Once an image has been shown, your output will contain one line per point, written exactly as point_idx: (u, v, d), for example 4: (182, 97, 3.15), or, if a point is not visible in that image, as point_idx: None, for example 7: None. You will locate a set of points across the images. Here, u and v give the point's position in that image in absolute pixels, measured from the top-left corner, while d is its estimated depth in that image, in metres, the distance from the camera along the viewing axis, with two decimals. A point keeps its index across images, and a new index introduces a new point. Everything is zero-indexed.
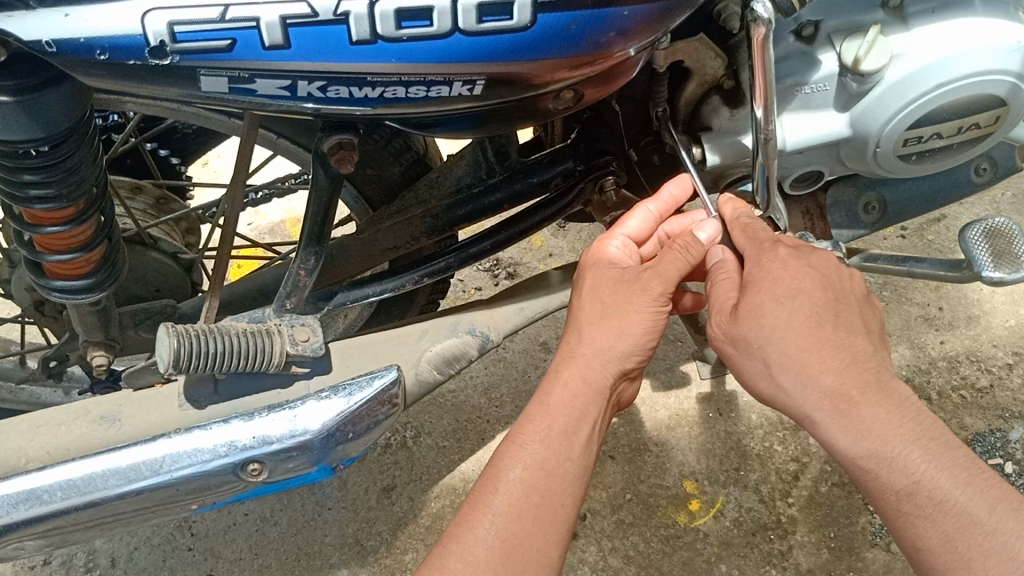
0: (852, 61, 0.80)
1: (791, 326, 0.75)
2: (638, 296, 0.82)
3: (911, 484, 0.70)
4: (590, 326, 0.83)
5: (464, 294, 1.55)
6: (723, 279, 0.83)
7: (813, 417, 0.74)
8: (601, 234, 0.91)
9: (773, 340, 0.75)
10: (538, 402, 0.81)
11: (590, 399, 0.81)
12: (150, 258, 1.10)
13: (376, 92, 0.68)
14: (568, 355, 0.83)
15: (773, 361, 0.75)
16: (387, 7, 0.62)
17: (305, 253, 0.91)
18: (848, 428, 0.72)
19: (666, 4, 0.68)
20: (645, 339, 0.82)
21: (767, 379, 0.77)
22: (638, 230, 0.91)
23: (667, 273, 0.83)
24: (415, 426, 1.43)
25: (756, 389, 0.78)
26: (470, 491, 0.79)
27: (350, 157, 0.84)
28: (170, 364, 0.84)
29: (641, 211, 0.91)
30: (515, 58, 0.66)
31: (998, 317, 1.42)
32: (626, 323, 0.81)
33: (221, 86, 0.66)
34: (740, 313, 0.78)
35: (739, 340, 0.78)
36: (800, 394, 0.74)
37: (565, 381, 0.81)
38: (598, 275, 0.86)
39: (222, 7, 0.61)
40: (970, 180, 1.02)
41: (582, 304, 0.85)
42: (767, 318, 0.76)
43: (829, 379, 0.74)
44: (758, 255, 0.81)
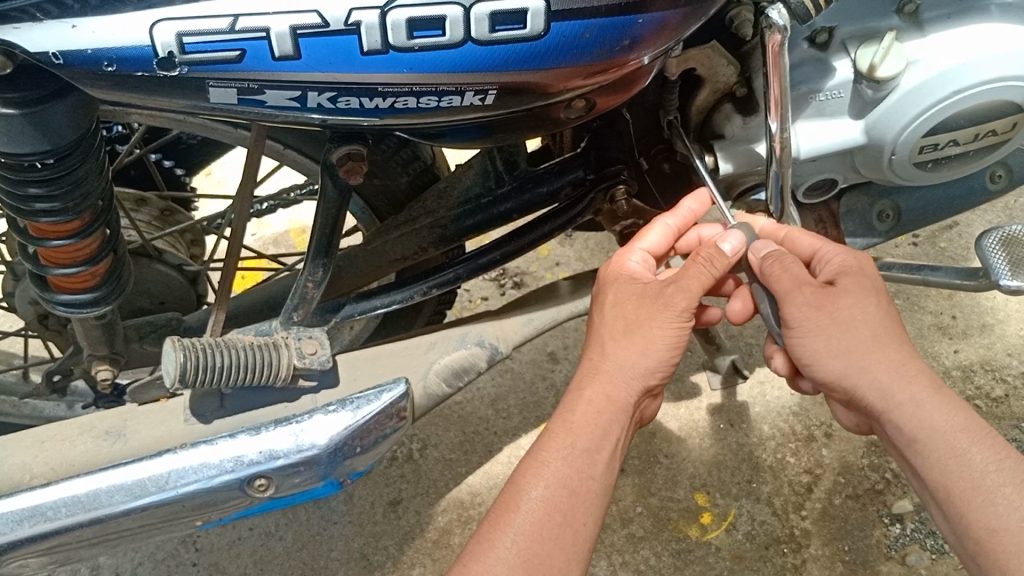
0: (868, 68, 0.79)
1: (887, 311, 0.77)
2: (662, 311, 0.80)
3: (996, 462, 0.72)
4: (614, 342, 0.82)
5: (471, 304, 1.54)
6: (789, 256, 0.82)
7: (904, 392, 0.74)
8: (619, 249, 0.90)
9: (870, 320, 0.76)
10: (559, 420, 0.80)
11: (614, 415, 0.80)
12: (155, 270, 1.09)
13: (386, 102, 0.67)
14: (590, 372, 0.82)
15: (870, 335, 0.75)
16: (398, 17, 0.61)
17: (313, 264, 0.90)
18: (938, 407, 0.73)
19: (683, 11, 0.67)
20: (668, 355, 0.81)
21: (858, 352, 0.75)
22: (656, 245, 0.90)
23: (691, 288, 0.81)
24: (421, 439, 1.42)
25: (833, 365, 0.76)
26: (492, 506, 0.78)
27: (358, 168, 0.83)
28: (177, 379, 0.83)
29: (659, 226, 0.90)
30: (528, 67, 0.65)
31: (1012, 326, 1.40)
32: (650, 338, 0.80)
33: (229, 98, 0.65)
34: (840, 288, 0.78)
35: (836, 312, 0.76)
36: (894, 371, 0.74)
37: (589, 398, 0.80)
38: (620, 290, 0.85)
39: (232, 17, 0.60)
40: (985, 187, 1.01)
41: (605, 320, 0.83)
42: (866, 299, 0.77)
43: (917, 366, 0.75)
44: (842, 250, 0.82)
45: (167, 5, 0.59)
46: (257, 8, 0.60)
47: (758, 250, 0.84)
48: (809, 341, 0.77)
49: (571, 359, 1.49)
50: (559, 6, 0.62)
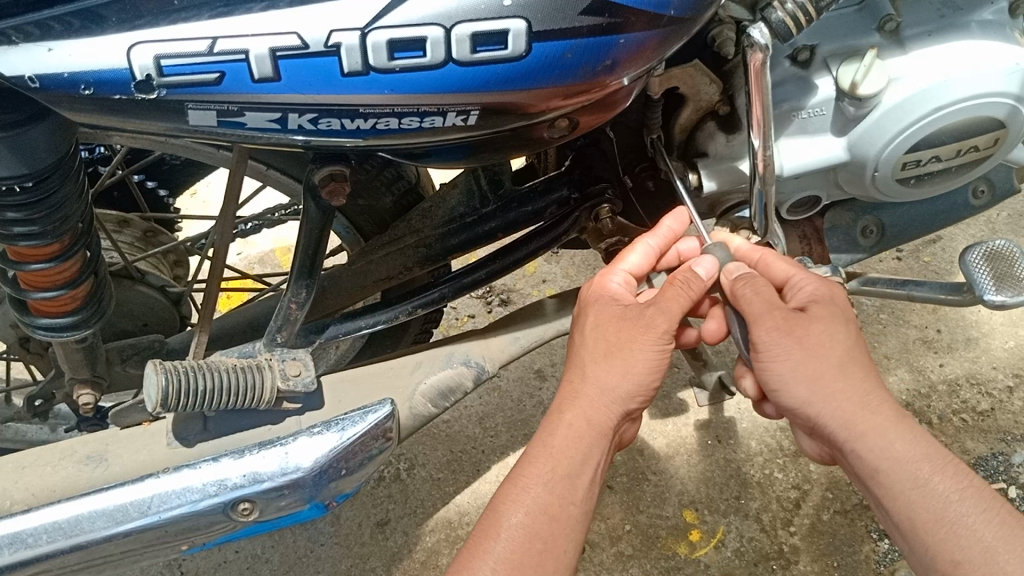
0: (849, 85, 0.79)
1: (855, 341, 0.78)
2: (642, 335, 0.80)
3: (959, 494, 0.71)
4: (594, 365, 0.81)
5: (458, 322, 1.54)
6: (758, 278, 0.81)
7: (869, 420, 0.74)
8: (601, 269, 0.89)
9: (840, 347, 0.76)
10: (540, 444, 0.80)
11: (593, 439, 0.80)
12: (138, 292, 1.08)
13: (368, 124, 0.67)
14: (571, 395, 0.81)
15: (839, 362, 0.76)
16: (379, 38, 0.60)
17: (296, 285, 0.89)
18: (905, 437, 0.73)
19: (664, 31, 0.66)
20: (648, 378, 0.80)
21: (825, 378, 0.75)
22: (638, 265, 0.89)
23: (671, 309, 0.80)
24: (409, 458, 1.41)
25: (802, 390, 0.76)
26: (470, 534, 0.78)
27: (341, 188, 0.82)
28: (158, 403, 0.82)
29: (642, 245, 0.89)
30: (510, 88, 0.65)
31: (996, 339, 1.41)
32: (630, 362, 0.80)
33: (209, 120, 0.64)
34: (808, 315, 0.78)
35: (806, 337, 0.76)
36: (859, 400, 0.75)
37: (569, 422, 0.80)
38: (600, 311, 0.84)
39: (210, 40, 0.60)
40: (968, 202, 1.01)
41: (586, 342, 0.83)
42: (836, 326, 0.77)
43: (884, 395, 0.76)
44: (811, 279, 0.83)
45: (145, 27, 0.59)
46: (235, 30, 0.60)
47: (731, 272, 0.84)
48: (775, 365, 0.77)
49: (559, 377, 1.48)
50: (540, 27, 0.62)
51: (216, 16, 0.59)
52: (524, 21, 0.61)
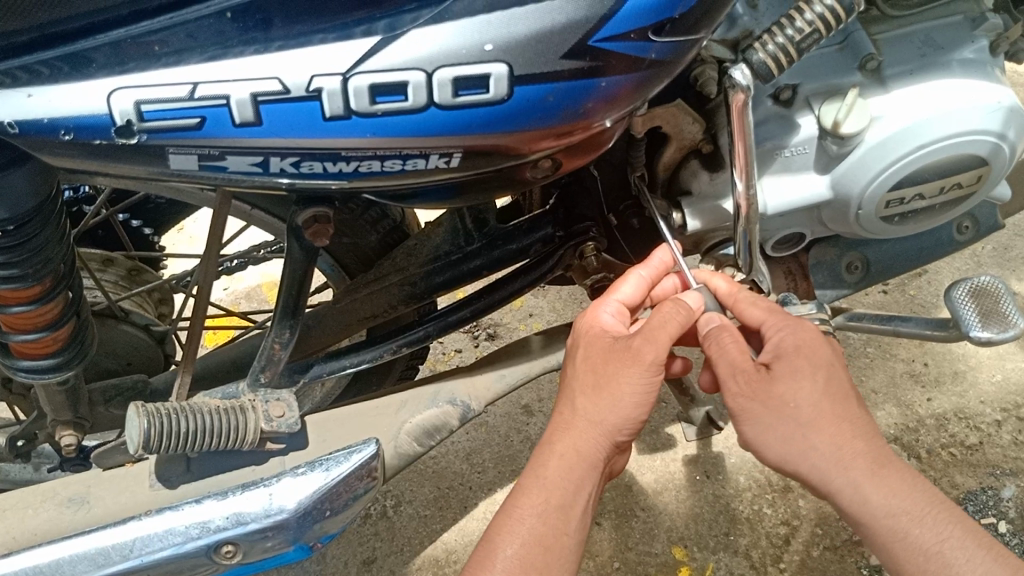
0: (832, 124, 0.79)
1: (826, 392, 0.76)
2: (630, 367, 0.79)
3: (940, 543, 0.71)
4: (584, 396, 0.81)
5: (444, 357, 1.53)
6: (728, 332, 0.81)
7: (846, 475, 0.73)
8: (594, 301, 0.88)
9: (807, 404, 0.75)
10: (532, 474, 0.80)
11: (585, 470, 0.79)
12: (121, 331, 1.07)
13: (350, 167, 0.66)
14: (563, 426, 0.81)
15: (806, 421, 0.74)
16: (360, 83, 0.60)
17: (280, 326, 0.88)
18: (878, 489, 0.73)
19: (645, 74, 0.66)
20: (635, 412, 0.79)
21: (794, 440, 0.75)
22: (630, 296, 0.88)
23: (659, 338, 0.79)
24: (395, 495, 1.40)
25: (775, 451, 0.76)
26: (468, 562, 0.78)
27: (325, 229, 0.80)
28: (140, 446, 0.84)
29: (633, 277, 0.89)
30: (492, 130, 0.65)
31: (984, 373, 1.41)
32: (618, 394, 0.79)
33: (190, 164, 0.64)
34: (776, 374, 0.77)
35: (771, 400, 0.76)
36: (832, 455, 0.74)
37: (559, 453, 0.80)
38: (589, 343, 0.84)
39: (191, 85, 0.59)
40: (952, 238, 1.01)
41: (577, 373, 0.83)
42: (806, 381, 0.76)
43: (858, 445, 0.74)
44: (779, 324, 0.81)
45: (125, 73, 0.59)
46: (216, 75, 0.59)
47: (707, 322, 0.84)
48: (750, 429, 0.77)
49: (546, 412, 1.48)
50: (521, 71, 0.62)
51: (200, 61, 0.59)
52: (506, 65, 0.61)
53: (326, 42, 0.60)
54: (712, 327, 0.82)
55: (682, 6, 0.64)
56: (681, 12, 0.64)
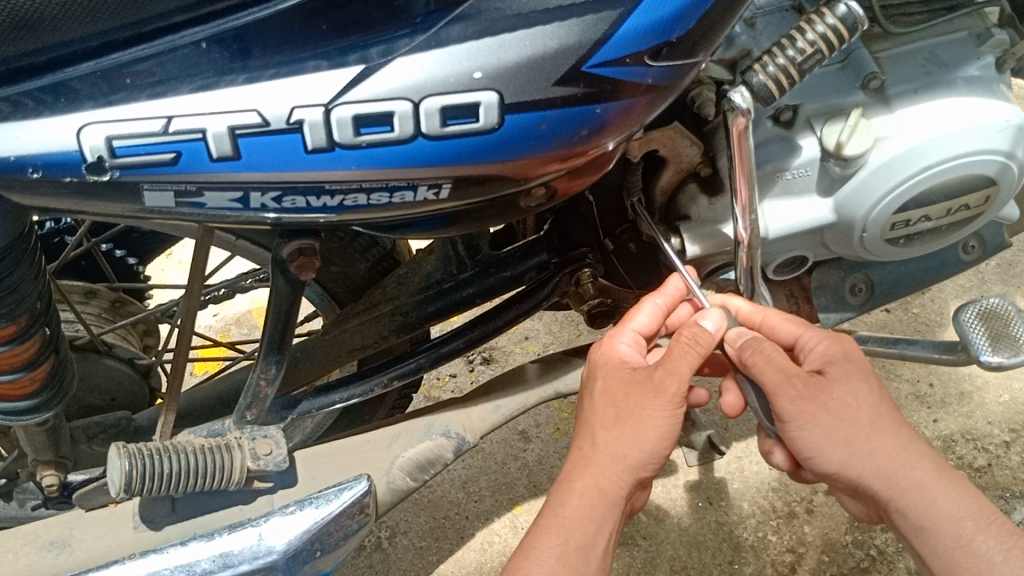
0: (834, 145, 0.77)
1: (880, 396, 0.74)
2: (653, 400, 0.76)
3: (1004, 551, 0.70)
4: (605, 431, 0.77)
5: (439, 382, 1.50)
6: (767, 344, 0.76)
7: (909, 477, 0.72)
8: (608, 330, 0.85)
9: (863, 407, 0.73)
10: (550, 514, 0.77)
11: (606, 508, 0.76)
12: (104, 365, 1.04)
13: (335, 200, 0.63)
14: (581, 463, 0.78)
15: (868, 422, 0.72)
16: (343, 114, 0.57)
17: (266, 362, 0.84)
18: (942, 492, 0.72)
19: (641, 99, 0.63)
20: (659, 446, 0.76)
21: (857, 442, 0.72)
22: (646, 326, 0.85)
23: (680, 370, 0.76)
24: (390, 526, 1.36)
25: (835, 457, 0.72)
26: None
27: (311, 263, 0.77)
28: (121, 488, 0.81)
29: (649, 303, 0.85)
30: (484, 159, 0.62)
31: (991, 393, 1.38)
32: (642, 428, 0.76)
33: (167, 201, 0.61)
34: (831, 377, 0.74)
35: (828, 402, 0.73)
36: (895, 458, 0.72)
37: (579, 491, 0.77)
38: (608, 375, 0.80)
39: (165, 119, 0.56)
40: (958, 258, 0.99)
41: (595, 406, 0.79)
42: (858, 385, 0.74)
43: (917, 448, 0.73)
44: (820, 333, 0.79)
45: (95, 107, 0.56)
46: (191, 108, 0.56)
47: (734, 339, 0.79)
48: (804, 435, 0.73)
49: (544, 438, 1.44)
50: (512, 99, 0.59)
51: (173, 94, 0.56)
52: (496, 93, 0.58)
53: (321, 69, 0.57)
54: (746, 339, 0.78)
55: (680, 29, 0.61)
56: (678, 36, 0.61)
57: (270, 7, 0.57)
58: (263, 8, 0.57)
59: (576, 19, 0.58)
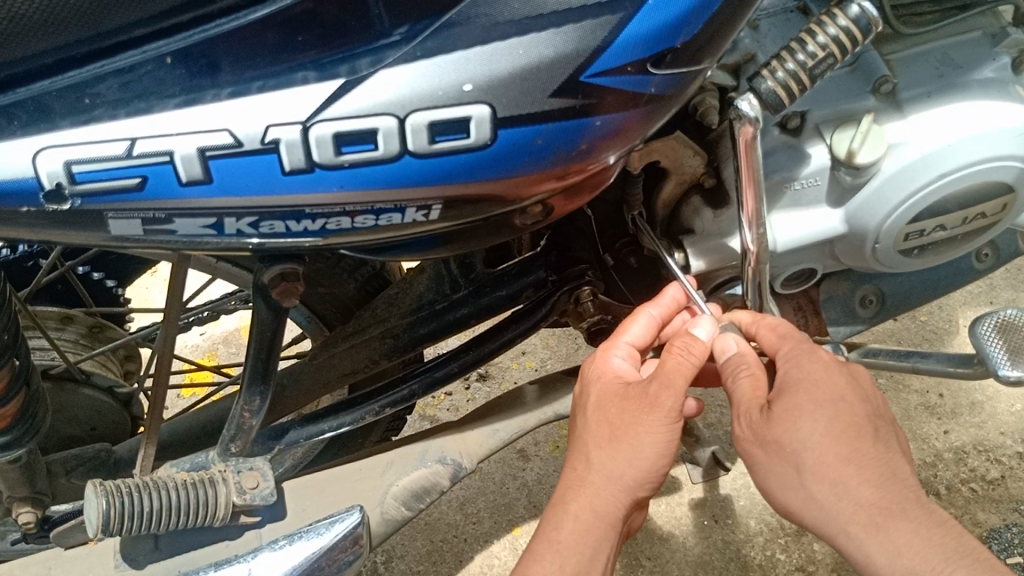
0: (845, 154, 0.73)
1: (827, 432, 0.67)
2: (649, 413, 0.71)
3: None
4: (599, 450, 0.73)
5: (434, 400, 1.45)
6: (751, 362, 0.73)
7: (851, 525, 0.65)
8: (601, 344, 0.80)
9: (801, 447, 0.66)
10: (544, 538, 0.73)
11: (602, 531, 0.72)
12: (82, 395, 0.99)
13: (316, 225, 0.59)
14: (576, 483, 0.74)
15: (804, 466, 0.66)
16: (323, 132, 0.53)
17: (249, 392, 0.80)
18: (885, 544, 0.63)
19: (643, 110, 0.59)
20: (657, 464, 0.72)
21: (795, 487, 0.67)
22: (641, 338, 0.80)
23: (675, 384, 0.71)
24: (386, 550, 1.32)
25: (779, 500, 0.69)
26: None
27: (294, 288, 0.72)
28: (99, 529, 0.77)
29: (642, 316, 0.80)
30: (475, 178, 0.58)
31: (1003, 403, 1.34)
32: (638, 446, 0.71)
33: (134, 229, 0.57)
34: (775, 413, 0.68)
35: (767, 443, 0.68)
36: (832, 505, 0.65)
37: (575, 514, 0.72)
38: (602, 390, 0.76)
39: (129, 141, 0.52)
40: (971, 266, 0.95)
41: (589, 424, 0.75)
42: (803, 422, 0.67)
43: (866, 491, 0.65)
44: (793, 354, 0.72)
45: (52, 130, 0.51)
46: (157, 129, 0.52)
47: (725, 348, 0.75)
48: (756, 474, 0.70)
49: (543, 456, 1.40)
50: (505, 113, 0.55)
51: (137, 113, 0.52)
52: (488, 106, 0.54)
53: (307, 82, 0.53)
54: (731, 355, 0.75)
55: (685, 34, 0.56)
56: (683, 42, 0.57)
57: (238, 19, 0.52)
58: (232, 19, 0.52)
59: (573, 25, 0.54)
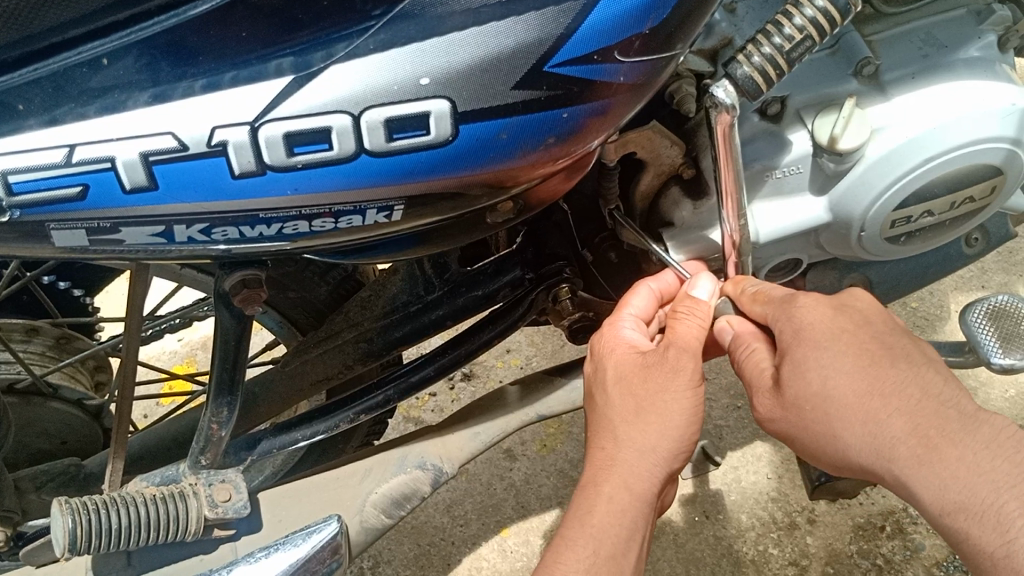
0: (828, 140, 0.70)
1: (844, 369, 0.62)
2: (674, 380, 0.69)
3: (1011, 537, 0.55)
4: (625, 425, 0.70)
5: (418, 401, 1.43)
6: (750, 334, 0.71)
7: (890, 468, 0.60)
8: (607, 319, 0.77)
9: (821, 395, 0.62)
10: (578, 524, 0.69)
11: (637, 511, 0.69)
12: (50, 408, 0.97)
13: (272, 229, 0.56)
14: (605, 463, 0.70)
15: (831, 416, 0.62)
16: (273, 132, 0.50)
17: (217, 403, 0.76)
18: (931, 478, 0.58)
19: (613, 100, 0.56)
20: (689, 431, 0.69)
21: (829, 442, 0.63)
22: (645, 311, 0.78)
23: (691, 344, 0.70)
24: (373, 555, 1.29)
25: (824, 458, 0.65)
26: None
27: (256, 295, 0.69)
28: (65, 548, 0.74)
29: (643, 289, 0.78)
30: (438, 176, 0.55)
31: (996, 389, 1.32)
32: (668, 415, 0.68)
33: (79, 240, 0.54)
34: (784, 373, 0.65)
35: (788, 407, 0.64)
36: (869, 448, 0.61)
37: (609, 495, 0.69)
38: (619, 363, 0.72)
39: (67, 147, 0.49)
40: (961, 251, 0.93)
41: (610, 400, 0.71)
42: (813, 367, 0.63)
43: (897, 423, 0.61)
44: (787, 303, 0.68)
45: None
46: (96, 135, 0.49)
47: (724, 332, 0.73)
48: (791, 438, 0.66)
49: (530, 456, 1.37)
50: (467, 106, 0.52)
51: (73, 119, 0.49)
52: (447, 101, 0.51)
53: (251, 80, 0.50)
54: (734, 333, 0.72)
55: (653, 19, 0.54)
56: (651, 27, 0.54)
57: (178, 15, 0.49)
58: (170, 16, 0.49)
59: (534, 13, 0.51)
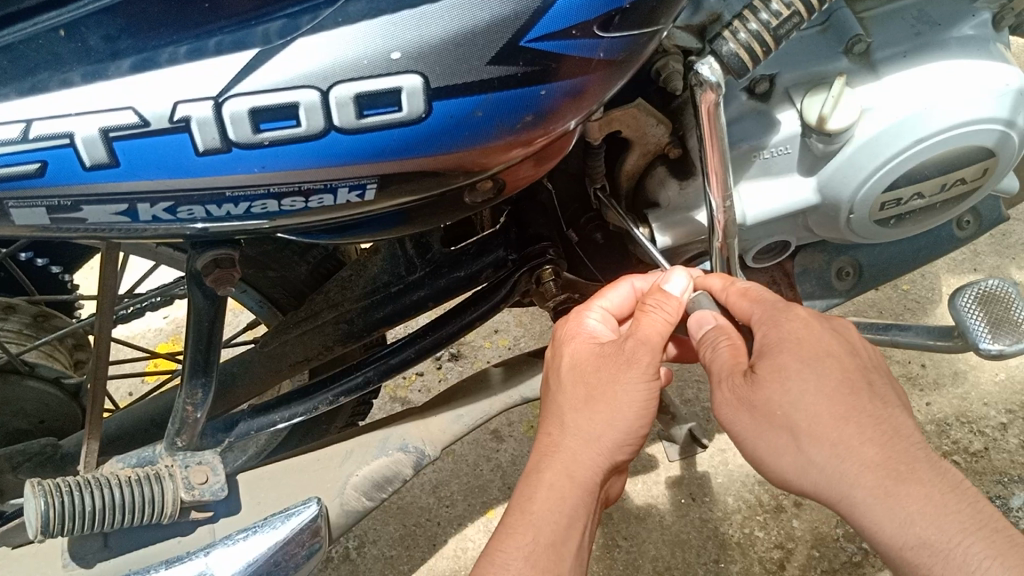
0: (817, 119, 0.68)
1: (772, 412, 0.62)
2: (625, 371, 0.67)
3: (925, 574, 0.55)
4: (574, 414, 0.69)
5: (405, 381, 1.41)
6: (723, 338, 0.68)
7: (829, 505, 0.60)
8: (576, 307, 0.76)
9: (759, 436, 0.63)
10: (519, 511, 0.69)
11: (579, 499, 0.68)
12: (26, 386, 0.95)
13: (239, 208, 0.54)
14: (550, 450, 0.69)
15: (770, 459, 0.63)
16: (238, 108, 0.48)
17: (191, 384, 0.75)
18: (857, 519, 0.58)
19: (593, 77, 0.54)
20: (636, 426, 0.67)
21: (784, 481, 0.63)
22: (620, 307, 0.76)
23: (653, 339, 0.67)
24: (358, 535, 1.29)
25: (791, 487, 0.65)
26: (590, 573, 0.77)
27: (229, 275, 0.67)
28: (37, 530, 0.72)
29: (626, 286, 0.76)
30: (410, 155, 0.53)
31: (986, 372, 1.31)
32: (615, 406, 0.67)
33: (37, 218, 0.52)
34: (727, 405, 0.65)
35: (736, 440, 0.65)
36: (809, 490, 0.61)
37: (550, 483, 0.68)
38: (578, 350, 0.72)
39: (24, 122, 0.47)
40: (952, 234, 0.92)
41: (564, 387, 0.71)
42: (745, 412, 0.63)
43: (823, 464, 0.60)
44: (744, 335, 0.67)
45: None
46: (54, 109, 0.47)
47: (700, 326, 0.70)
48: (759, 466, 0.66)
49: (517, 437, 1.37)
50: (439, 83, 0.50)
51: (30, 93, 0.47)
52: (420, 76, 0.49)
53: (214, 52, 0.48)
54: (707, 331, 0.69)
55: None
56: (631, 2, 0.52)
57: None
58: None
59: None
